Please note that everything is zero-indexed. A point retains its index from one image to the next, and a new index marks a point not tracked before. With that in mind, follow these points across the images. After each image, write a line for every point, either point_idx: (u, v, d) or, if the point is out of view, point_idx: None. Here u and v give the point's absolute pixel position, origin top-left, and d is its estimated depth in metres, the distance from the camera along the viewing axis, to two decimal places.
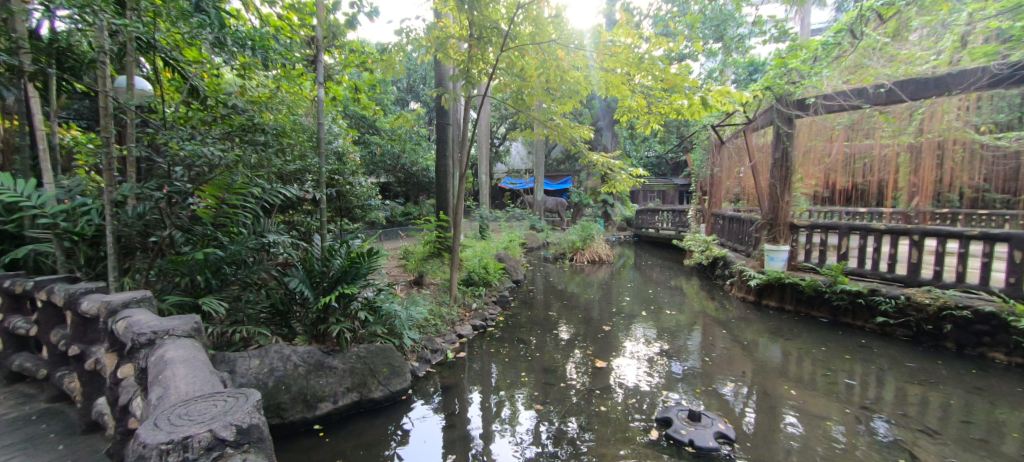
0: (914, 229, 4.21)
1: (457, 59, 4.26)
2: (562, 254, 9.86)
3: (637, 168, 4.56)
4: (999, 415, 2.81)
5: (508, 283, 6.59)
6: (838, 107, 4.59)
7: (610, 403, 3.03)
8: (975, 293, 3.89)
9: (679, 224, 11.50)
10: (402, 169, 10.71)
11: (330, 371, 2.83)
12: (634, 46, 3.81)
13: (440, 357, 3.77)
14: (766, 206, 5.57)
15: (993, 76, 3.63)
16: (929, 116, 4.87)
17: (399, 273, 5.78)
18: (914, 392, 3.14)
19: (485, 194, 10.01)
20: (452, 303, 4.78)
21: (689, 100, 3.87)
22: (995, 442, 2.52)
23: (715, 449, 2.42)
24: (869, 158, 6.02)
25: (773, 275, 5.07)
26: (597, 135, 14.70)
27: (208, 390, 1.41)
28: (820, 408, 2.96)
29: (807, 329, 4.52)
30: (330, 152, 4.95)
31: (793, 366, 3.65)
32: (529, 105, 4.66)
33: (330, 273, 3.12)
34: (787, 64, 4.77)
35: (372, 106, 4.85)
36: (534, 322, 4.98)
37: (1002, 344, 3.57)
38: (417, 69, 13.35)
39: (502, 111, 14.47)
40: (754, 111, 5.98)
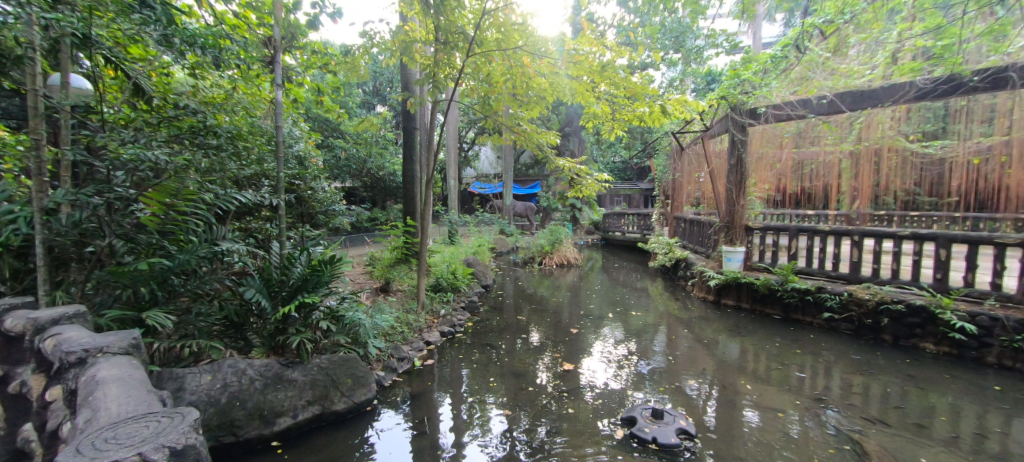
0: (855, 230, 4.51)
1: (422, 63, 4.19)
2: (531, 258, 9.91)
3: (602, 173, 4.65)
4: (931, 400, 3.05)
5: (477, 289, 6.55)
6: (786, 116, 4.85)
7: (578, 404, 3.06)
8: (907, 289, 4.22)
9: (644, 227, 11.85)
10: (368, 174, 10.46)
11: (290, 384, 2.72)
12: (597, 55, 3.93)
13: (407, 366, 3.69)
14: (723, 210, 5.82)
15: (919, 91, 3.94)
16: (866, 126, 5.24)
17: (365, 281, 5.63)
18: (857, 382, 3.36)
19: (454, 198, 9.92)
20: (420, 310, 4.70)
21: (650, 108, 4.07)
22: (928, 426, 2.73)
23: (677, 446, 2.49)
24: (814, 164, 6.37)
25: (731, 275, 5.30)
26: (564, 141, 14.93)
27: (143, 411, 1.33)
28: (775, 401, 3.09)
29: (762, 326, 4.73)
30: (290, 155, 4.76)
31: (750, 362, 3.81)
32: (496, 111, 4.63)
33: (289, 282, 3.00)
34: (741, 76, 5.21)
35: (336, 109, 4.72)
36: (503, 328, 4.96)
37: (932, 335, 3.88)
38: (383, 71, 13.14)
39: (470, 115, 14.44)
40: (711, 119, 6.27)
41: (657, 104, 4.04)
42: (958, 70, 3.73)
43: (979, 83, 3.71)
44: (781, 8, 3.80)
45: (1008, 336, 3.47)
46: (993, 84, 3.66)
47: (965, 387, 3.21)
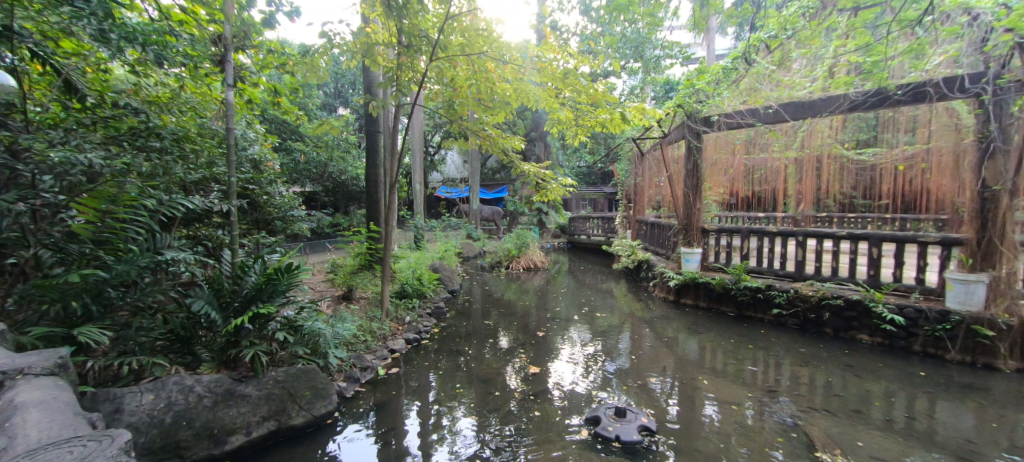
0: (799, 231, 4.81)
1: (385, 65, 4.11)
2: (498, 262, 9.90)
3: (566, 178, 4.72)
4: (867, 387, 3.29)
5: (444, 294, 6.47)
6: (737, 124, 5.25)
7: (545, 407, 3.08)
8: (846, 285, 4.54)
9: (608, 230, 12.14)
10: (329, 177, 10.11)
11: (243, 400, 2.59)
12: (560, 62, 3.97)
13: (371, 375, 3.59)
14: (681, 213, 6.04)
15: (852, 103, 4.31)
16: (808, 134, 5.58)
17: (325, 289, 5.43)
18: (803, 373, 3.57)
19: (419, 203, 9.78)
20: (384, 317, 4.59)
21: (611, 115, 4.18)
22: (866, 412, 2.93)
23: (639, 442, 2.56)
24: (764, 169, 6.72)
25: (689, 276, 5.53)
26: (529, 145, 15.04)
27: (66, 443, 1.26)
28: (731, 394, 3.24)
29: (719, 323, 4.94)
30: (244, 159, 4.54)
31: (708, 358, 3.97)
32: (462, 115, 4.61)
33: (242, 292, 2.86)
34: (695, 85, 5.38)
35: (294, 111, 4.54)
36: (470, 333, 4.92)
37: (866, 327, 4.19)
38: (345, 73, 12.79)
39: (436, 119, 14.29)
40: (669, 126, 6.54)
41: (617, 112, 4.14)
42: (885, 84, 4.12)
43: (902, 97, 4.09)
44: (730, 23, 4.03)
45: (931, 326, 3.79)
46: (914, 97, 4.04)
47: (897, 374, 3.49)
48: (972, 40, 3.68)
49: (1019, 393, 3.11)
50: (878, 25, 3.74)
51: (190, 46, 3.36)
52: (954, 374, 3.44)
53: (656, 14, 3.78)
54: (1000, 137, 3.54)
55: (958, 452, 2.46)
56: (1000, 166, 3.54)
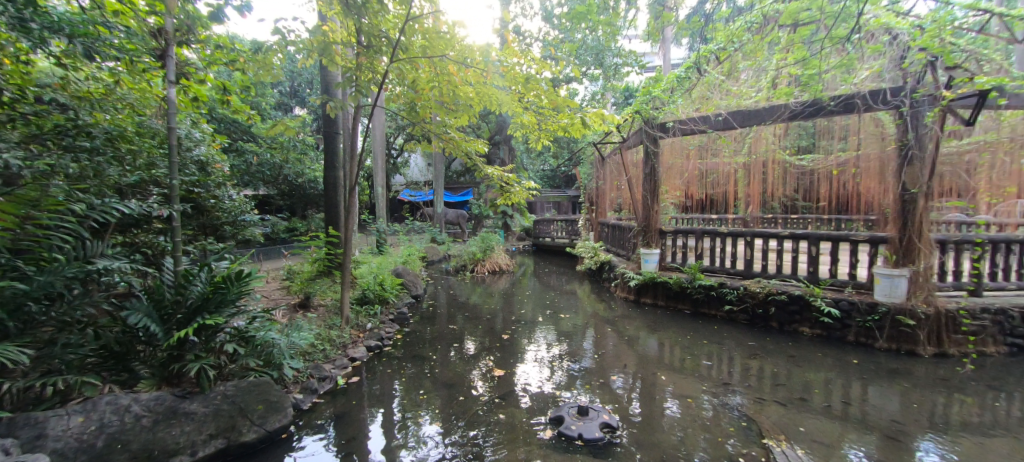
0: (747, 231, 5.09)
1: (344, 65, 3.99)
2: (463, 266, 9.81)
3: (530, 181, 4.76)
4: (809, 376, 3.53)
5: (407, 300, 6.35)
6: (691, 130, 5.51)
7: (511, 409, 3.09)
8: (789, 281, 4.85)
9: (572, 233, 12.41)
10: (285, 180, 9.67)
11: (187, 418, 2.44)
12: (521, 67, 4.00)
13: (329, 386, 3.45)
14: (641, 216, 6.23)
15: (792, 112, 4.66)
16: (755, 141, 5.91)
17: (281, 297, 5.18)
18: (753, 365, 3.78)
19: (381, 206, 9.56)
20: (344, 325, 4.44)
21: (572, 120, 4.26)
22: (808, 399, 3.15)
23: (600, 439, 2.62)
24: (716, 174, 6.99)
25: (648, 275, 5.72)
26: (494, 148, 15.07)
27: None
28: (688, 389, 3.38)
29: (677, 321, 5.13)
30: (189, 160, 4.27)
31: (667, 355, 4.12)
32: (424, 118, 4.56)
33: (186, 302, 2.70)
34: (651, 93, 5.55)
35: (245, 110, 4.32)
36: (435, 338, 4.86)
37: (807, 320, 4.48)
38: (301, 72, 12.30)
39: (398, 121, 14.03)
40: (627, 131, 6.76)
41: (578, 117, 4.23)
42: (820, 96, 4.46)
43: (834, 107, 4.45)
44: (683, 35, 4.19)
45: (862, 317, 4.12)
46: (845, 108, 4.39)
47: (835, 363, 3.76)
48: (894, 57, 4.05)
49: (937, 376, 3.43)
50: (812, 42, 4.02)
51: (127, 39, 3.09)
52: (884, 361, 3.75)
53: (613, 23, 3.91)
54: (918, 146, 3.90)
55: (886, 431, 2.69)
56: (918, 172, 3.89)
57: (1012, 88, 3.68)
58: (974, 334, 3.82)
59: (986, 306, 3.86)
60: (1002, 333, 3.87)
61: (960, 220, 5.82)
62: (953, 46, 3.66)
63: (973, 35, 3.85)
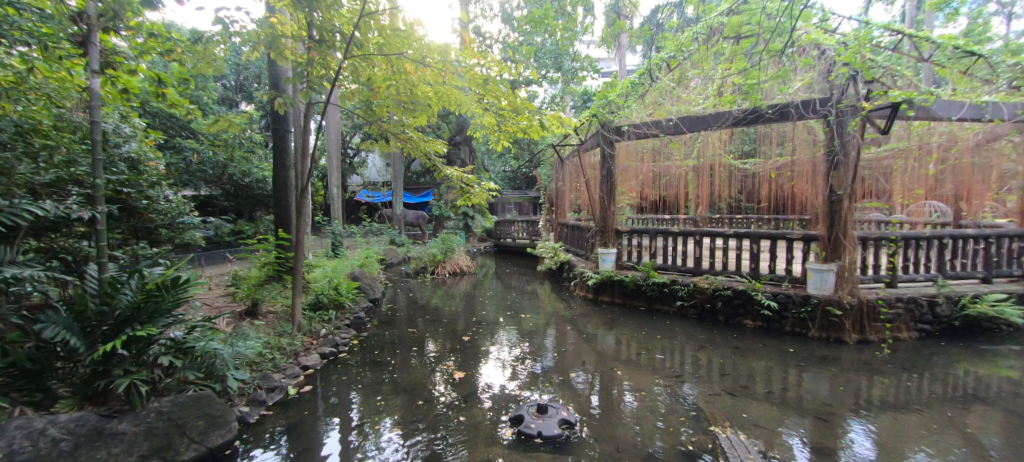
0: (696, 230, 5.35)
1: (294, 60, 3.79)
2: (423, 268, 9.65)
3: (490, 182, 4.76)
4: (753, 365, 3.76)
5: (365, 304, 6.17)
6: (644, 133, 5.74)
7: (471, 411, 3.08)
8: (734, 277, 5.15)
9: (532, 233, 12.57)
10: (229, 180, 9.08)
11: (115, 439, 2.25)
12: (480, 68, 4.00)
13: (279, 396, 3.28)
14: (598, 216, 6.38)
15: (735, 119, 4.96)
16: (703, 145, 6.37)
17: (224, 304, 4.86)
18: (702, 357, 3.98)
19: (336, 208, 9.22)
20: (296, 332, 4.24)
21: (530, 122, 4.29)
22: (752, 386, 3.36)
23: (558, 436, 2.66)
24: (668, 177, 7.27)
25: (606, 274, 5.88)
26: (454, 149, 14.95)
27: None
28: (643, 382, 3.50)
29: (633, 318, 5.29)
30: (117, 157, 3.92)
31: (623, 351, 4.25)
32: (381, 117, 4.47)
33: (113, 313, 2.47)
34: (607, 97, 5.74)
35: (183, 104, 4.02)
36: (394, 342, 4.74)
37: (750, 313, 4.77)
38: (247, 65, 11.59)
39: (354, 120, 13.58)
40: (585, 134, 6.92)
41: (536, 119, 4.27)
42: (759, 104, 4.79)
43: (771, 115, 4.78)
44: (636, 43, 4.35)
45: (797, 309, 4.45)
46: (780, 116, 4.72)
47: (774, 352, 4.03)
48: (822, 71, 4.40)
49: (861, 360, 3.77)
50: (752, 54, 4.29)
51: (40, 23, 2.84)
52: (816, 348, 4.06)
53: (570, 30, 4.00)
54: (842, 151, 4.26)
55: (818, 413, 2.92)
56: (843, 176, 4.25)
57: (919, 101, 4.11)
58: (890, 322, 4.23)
59: (899, 296, 4.29)
60: (913, 320, 4.31)
61: (880, 219, 6.44)
62: (871, 62, 4.05)
63: (888, 52, 4.27)
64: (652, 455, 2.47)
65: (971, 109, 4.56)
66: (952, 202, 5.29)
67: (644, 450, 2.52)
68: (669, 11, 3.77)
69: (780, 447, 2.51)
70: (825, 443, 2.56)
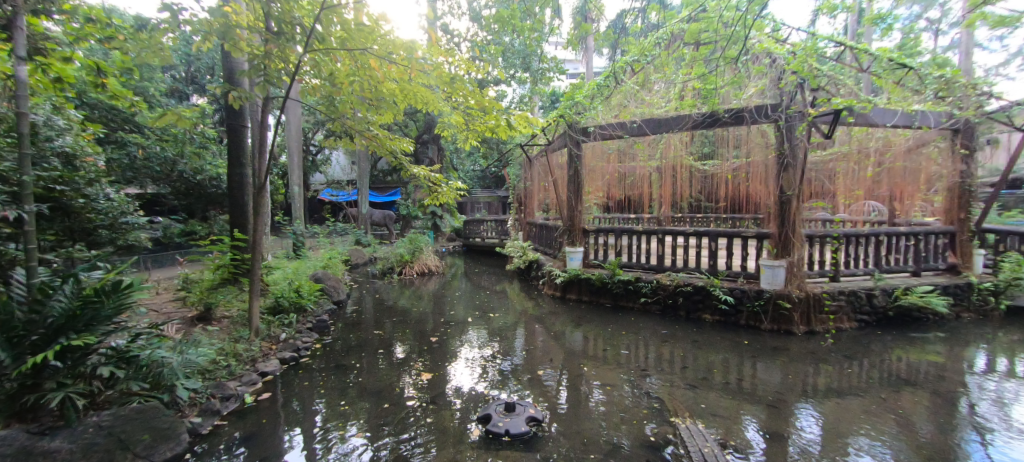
0: (658, 229, 5.52)
1: (249, 52, 3.60)
2: (390, 268, 9.45)
3: (458, 181, 4.71)
4: (712, 357, 3.92)
5: (328, 306, 5.97)
6: (610, 134, 5.86)
7: (439, 412, 3.04)
8: (694, 274, 5.35)
9: (501, 233, 12.58)
10: (179, 178, 8.55)
11: (46, 459, 2.06)
12: (447, 66, 3.96)
13: (235, 405, 3.13)
14: (565, 215, 6.45)
15: (695, 122, 5.16)
16: (665, 146, 6.57)
17: (174, 310, 4.57)
18: (665, 351, 4.11)
19: (298, 207, 8.88)
20: (253, 337, 4.05)
21: (498, 122, 4.29)
22: (711, 378, 3.50)
23: (526, 433, 2.67)
24: (633, 176, 7.46)
25: (573, 272, 5.97)
26: (422, 148, 14.73)
27: None
28: (609, 377, 3.58)
29: (599, 315, 5.39)
30: (49, 152, 3.61)
31: (590, 347, 4.33)
32: (345, 114, 4.33)
33: (45, 321, 2.29)
34: (574, 98, 5.82)
35: (126, 96, 3.75)
36: (360, 345, 4.63)
37: (709, 308, 4.97)
38: (199, 55, 10.94)
39: (316, 116, 13.12)
40: (553, 134, 7.00)
41: (503, 119, 4.26)
42: (717, 109, 5.00)
43: (728, 119, 5.00)
44: (602, 46, 4.43)
45: (752, 303, 4.67)
46: (736, 120, 4.96)
47: (731, 344, 4.22)
48: (772, 78, 4.66)
49: (809, 350, 4.00)
50: (711, 60, 4.46)
51: None
52: (769, 340, 4.28)
53: (538, 32, 4.03)
54: (791, 154, 4.52)
55: (771, 401, 3.09)
56: (793, 177, 4.51)
57: (858, 108, 4.42)
58: (834, 313, 4.53)
59: (842, 289, 4.60)
60: (855, 311, 4.63)
61: (826, 218, 6.88)
62: (816, 71, 4.32)
63: (832, 62, 4.56)
64: (617, 448, 2.53)
65: (904, 116, 4.84)
66: (889, 201, 5.75)
67: (610, 444, 2.58)
68: (633, 16, 3.86)
69: (736, 435, 2.63)
70: (777, 429, 2.70)
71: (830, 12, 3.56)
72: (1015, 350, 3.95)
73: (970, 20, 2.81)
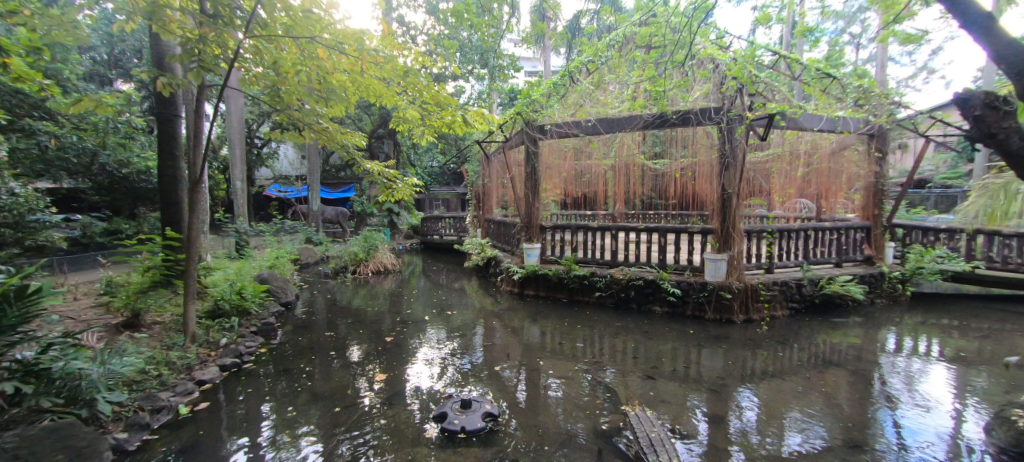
0: (613, 225, 5.67)
1: (181, 35, 3.30)
2: (343, 267, 9.09)
3: (413, 178, 4.59)
4: (661, 347, 4.11)
5: (275, 309, 5.66)
6: (566, 132, 5.93)
7: (395, 412, 2.98)
8: (645, 268, 5.55)
9: (460, 229, 12.46)
10: (101, 171, 7.76)
11: None
12: (401, 59, 3.84)
13: (168, 417, 2.90)
14: (522, 212, 6.49)
15: (646, 122, 5.34)
16: (620, 146, 6.88)
17: (96, 316, 4.16)
18: (617, 343, 4.26)
19: (241, 203, 8.34)
20: (189, 343, 3.76)
21: (453, 117, 4.22)
22: (661, 367, 3.66)
23: (481, 429, 2.68)
24: (590, 175, 7.68)
25: (530, 269, 6.02)
26: (377, 142, 14.27)
27: None
28: (565, 370, 3.66)
29: (556, 310, 5.48)
30: None
31: (547, 342, 4.40)
32: (291, 105, 4.10)
33: None
34: (531, 96, 5.83)
35: (30, 78, 3.33)
36: (310, 347, 4.43)
37: (659, 300, 5.20)
38: (122, 36, 9.95)
39: (261, 107, 12.33)
40: (510, 131, 7.01)
41: (459, 114, 4.20)
42: (666, 110, 5.20)
43: (676, 120, 5.21)
44: (558, 45, 4.46)
45: (697, 294, 4.94)
46: (682, 121, 5.17)
47: (678, 334, 4.43)
48: (716, 83, 4.92)
49: (747, 337, 4.29)
50: (660, 64, 4.64)
51: None
52: (712, 329, 4.55)
53: (492, 27, 3.97)
54: (732, 155, 4.79)
55: (714, 385, 3.29)
56: (733, 177, 4.76)
57: (790, 113, 4.76)
58: (768, 302, 4.88)
59: (776, 279, 4.96)
60: (786, 299, 5.01)
61: (764, 215, 7.39)
62: (753, 77, 4.59)
63: (769, 69, 4.88)
64: (571, 438, 2.59)
65: (829, 121, 5.27)
66: (817, 200, 6.37)
67: (566, 434, 2.64)
68: (587, 17, 3.93)
69: (683, 419, 2.77)
70: (719, 411, 2.88)
71: (766, 23, 3.80)
72: (919, 331, 4.44)
73: (883, 35, 3.10)
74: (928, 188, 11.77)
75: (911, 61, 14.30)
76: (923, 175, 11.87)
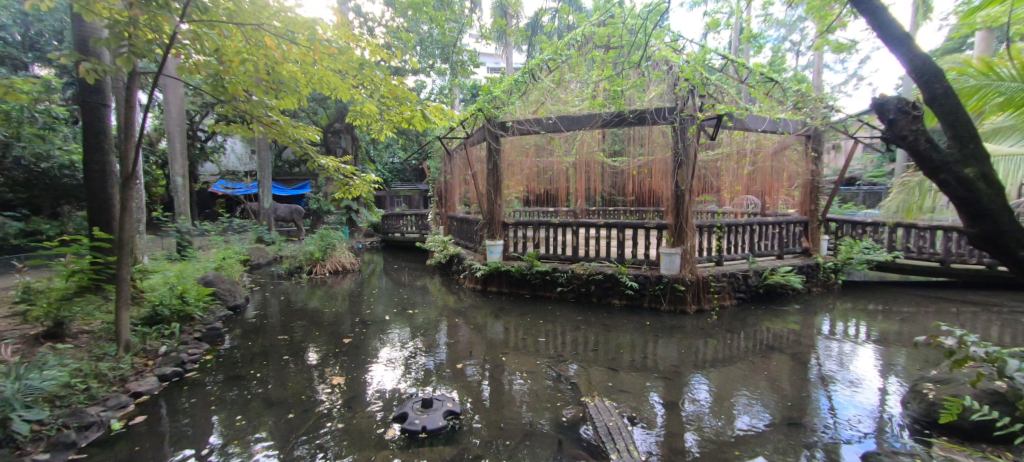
0: (573, 221, 5.77)
1: (108, 17, 3.02)
2: (298, 268, 8.68)
3: (371, 174, 4.45)
4: (620, 339, 4.23)
5: (223, 313, 5.33)
6: (526, 129, 5.95)
7: (353, 415, 2.89)
8: (604, 263, 5.68)
9: (422, 227, 12.24)
10: (16, 165, 6.98)
11: None
12: (356, 51, 3.70)
13: (99, 433, 2.67)
14: (484, 208, 6.46)
15: (604, 120, 5.46)
16: (579, 144, 7.00)
17: (10, 327, 3.74)
18: (578, 336, 4.34)
19: (182, 201, 7.77)
20: (123, 353, 3.47)
21: (412, 112, 4.14)
22: (620, 358, 3.78)
23: (442, 427, 2.65)
24: (551, 172, 7.77)
25: (493, 266, 6.02)
26: (334, 137, 13.72)
27: None
28: (527, 364, 3.69)
29: (519, 306, 5.51)
30: None
31: (510, 337, 4.42)
32: (237, 96, 3.86)
33: None
34: (492, 92, 5.78)
35: None
36: (262, 352, 4.21)
37: (618, 293, 5.36)
38: (38, 15, 8.95)
39: (203, 98, 11.50)
40: (472, 128, 6.94)
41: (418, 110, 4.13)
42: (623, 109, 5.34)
43: (633, 119, 5.37)
44: (518, 42, 4.44)
45: (654, 287, 5.12)
46: (639, 120, 5.33)
47: (636, 326, 4.58)
48: (670, 83, 5.10)
49: (699, 327, 4.50)
50: (618, 64, 4.75)
51: None
52: (667, 320, 4.74)
53: (451, 21, 3.89)
54: (684, 153, 4.98)
55: (668, 373, 3.43)
56: (686, 174, 4.96)
57: (737, 114, 5.02)
58: (718, 292, 5.14)
59: (724, 271, 5.23)
60: (734, 290, 5.31)
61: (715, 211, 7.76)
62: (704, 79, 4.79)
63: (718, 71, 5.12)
64: (533, 431, 2.63)
65: (772, 122, 5.60)
66: (762, 197, 6.82)
67: (528, 428, 2.67)
68: (547, 15, 3.94)
69: (640, 407, 2.88)
70: (674, 398, 3.01)
71: (715, 28, 3.96)
72: (849, 316, 4.84)
73: (818, 44, 3.32)
74: (859, 185, 12.83)
75: (844, 68, 15.50)
76: (854, 173, 12.92)
